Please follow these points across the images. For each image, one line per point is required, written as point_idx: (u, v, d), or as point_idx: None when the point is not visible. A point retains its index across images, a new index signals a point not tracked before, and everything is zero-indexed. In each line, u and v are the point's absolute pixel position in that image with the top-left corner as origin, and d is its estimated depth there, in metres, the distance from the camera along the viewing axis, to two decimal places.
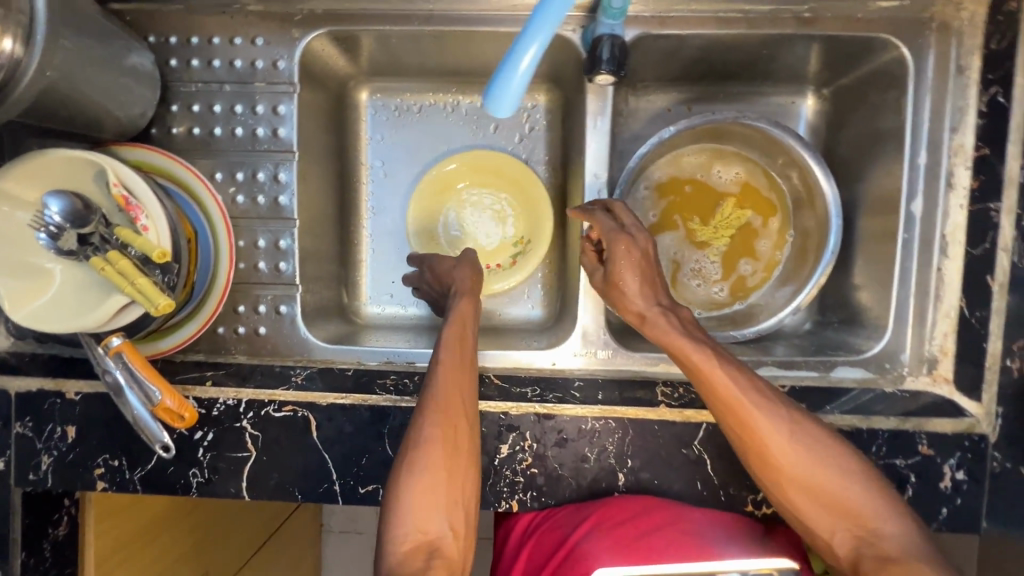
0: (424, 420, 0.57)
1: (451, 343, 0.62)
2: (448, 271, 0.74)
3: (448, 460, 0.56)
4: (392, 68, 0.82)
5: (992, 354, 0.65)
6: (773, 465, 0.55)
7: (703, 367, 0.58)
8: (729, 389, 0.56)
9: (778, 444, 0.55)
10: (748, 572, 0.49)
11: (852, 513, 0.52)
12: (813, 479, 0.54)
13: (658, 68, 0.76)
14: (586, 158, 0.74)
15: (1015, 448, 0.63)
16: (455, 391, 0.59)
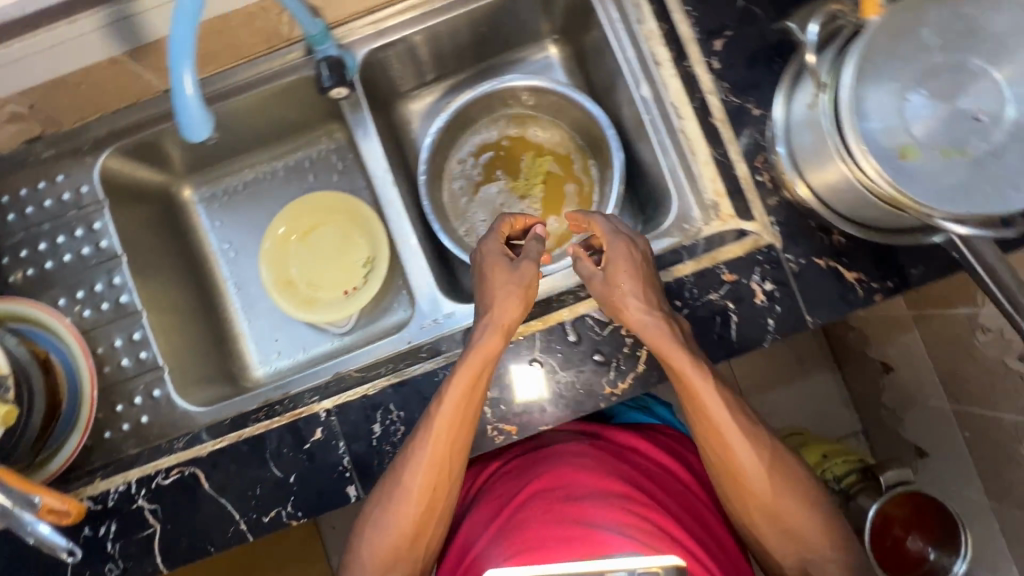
0: (415, 469, 0.65)
1: (470, 374, 0.64)
2: (495, 287, 0.67)
3: (438, 494, 0.66)
4: (204, 159, 0.94)
5: (746, 178, 0.72)
6: (744, 479, 0.67)
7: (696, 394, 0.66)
8: (716, 415, 0.66)
9: (756, 471, 0.67)
10: (635, 571, 0.47)
11: (795, 527, 0.67)
12: (770, 503, 0.67)
13: (403, 69, 0.88)
14: (370, 161, 0.82)
15: (797, 245, 0.70)
16: (439, 468, 0.65)
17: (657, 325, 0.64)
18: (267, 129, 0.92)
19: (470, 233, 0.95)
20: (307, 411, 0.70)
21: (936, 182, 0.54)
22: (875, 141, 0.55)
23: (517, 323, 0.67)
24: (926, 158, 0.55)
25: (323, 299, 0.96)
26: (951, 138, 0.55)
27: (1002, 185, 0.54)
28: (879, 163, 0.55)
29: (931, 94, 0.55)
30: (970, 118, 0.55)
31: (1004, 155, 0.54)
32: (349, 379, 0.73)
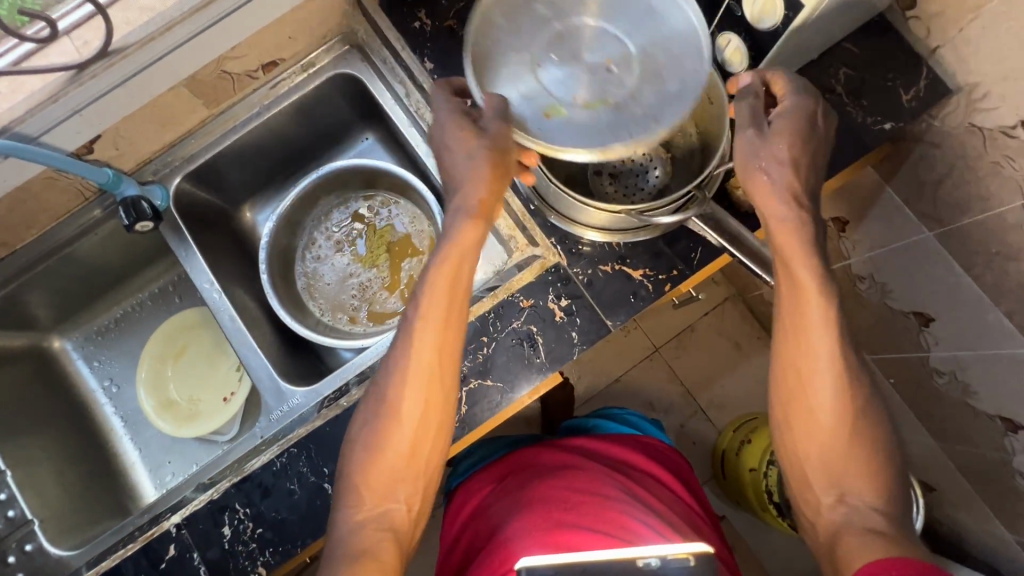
0: (404, 377, 0.64)
1: (452, 268, 0.64)
2: (466, 166, 0.63)
3: (430, 416, 0.65)
4: (68, 310, 0.99)
5: (523, 210, 0.79)
6: (813, 400, 0.64)
7: (800, 312, 0.63)
8: (806, 343, 0.64)
9: (829, 416, 0.63)
10: (665, 556, 0.61)
11: (851, 484, 0.62)
12: (829, 453, 0.63)
13: (226, 186, 0.96)
14: (195, 275, 0.88)
15: (579, 259, 0.75)
16: (433, 369, 0.65)
17: (801, 242, 0.60)
18: (120, 268, 0.98)
19: (326, 312, 0.99)
20: (158, 530, 0.72)
21: (582, 127, 0.59)
22: (522, 108, 0.61)
23: (491, 203, 0.64)
24: (571, 112, 0.60)
25: (205, 411, 0.99)
26: (595, 90, 0.61)
27: (644, 118, 0.59)
28: (528, 125, 0.60)
29: (566, 53, 0.62)
30: (602, 70, 0.61)
31: (639, 94, 0.60)
32: (198, 488, 0.77)
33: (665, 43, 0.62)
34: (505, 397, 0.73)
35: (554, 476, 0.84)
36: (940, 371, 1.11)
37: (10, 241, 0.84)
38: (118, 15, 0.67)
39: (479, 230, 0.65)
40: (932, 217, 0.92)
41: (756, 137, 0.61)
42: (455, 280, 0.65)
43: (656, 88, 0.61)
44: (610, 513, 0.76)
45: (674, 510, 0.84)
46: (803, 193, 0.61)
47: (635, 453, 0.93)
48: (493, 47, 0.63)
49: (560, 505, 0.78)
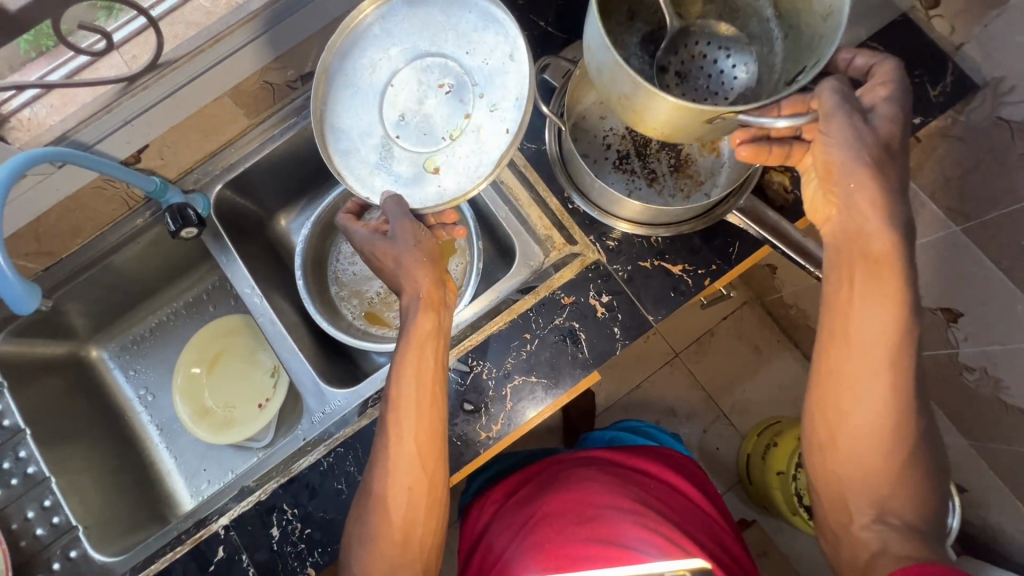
0: (398, 472, 0.65)
1: (415, 358, 0.66)
2: (401, 266, 0.69)
3: (418, 496, 0.65)
4: (107, 320, 1.00)
5: (561, 208, 0.80)
6: (859, 407, 0.61)
7: (880, 289, 0.60)
8: (864, 338, 0.61)
9: (874, 422, 0.61)
10: None
11: (891, 501, 0.60)
12: (872, 455, 0.61)
13: (262, 195, 0.98)
14: (238, 279, 0.90)
15: (620, 255, 0.77)
16: (416, 456, 0.65)
17: (883, 230, 0.60)
18: (157, 278, 1.00)
19: (358, 316, 1.00)
20: (206, 532, 0.72)
21: (469, 160, 0.71)
22: (415, 184, 0.72)
23: (434, 292, 0.69)
24: (450, 150, 0.72)
25: (240, 418, 1.00)
26: (449, 122, 0.72)
27: (500, 112, 0.70)
28: (428, 196, 0.71)
29: (418, 126, 0.73)
30: (444, 100, 0.72)
31: (481, 93, 0.71)
32: (243, 490, 0.77)
33: (467, 40, 0.71)
34: (550, 392, 0.74)
35: (567, 489, 0.83)
36: (970, 368, 1.11)
37: (56, 250, 0.86)
38: (167, 30, 0.75)
39: (434, 316, 0.68)
40: (959, 212, 0.93)
41: (857, 127, 0.59)
42: (419, 365, 0.67)
43: (473, 74, 0.71)
44: (621, 526, 0.76)
45: (689, 519, 0.83)
46: (891, 195, 0.60)
47: (653, 462, 0.92)
48: (350, 151, 0.73)
49: (579, 518, 0.78)
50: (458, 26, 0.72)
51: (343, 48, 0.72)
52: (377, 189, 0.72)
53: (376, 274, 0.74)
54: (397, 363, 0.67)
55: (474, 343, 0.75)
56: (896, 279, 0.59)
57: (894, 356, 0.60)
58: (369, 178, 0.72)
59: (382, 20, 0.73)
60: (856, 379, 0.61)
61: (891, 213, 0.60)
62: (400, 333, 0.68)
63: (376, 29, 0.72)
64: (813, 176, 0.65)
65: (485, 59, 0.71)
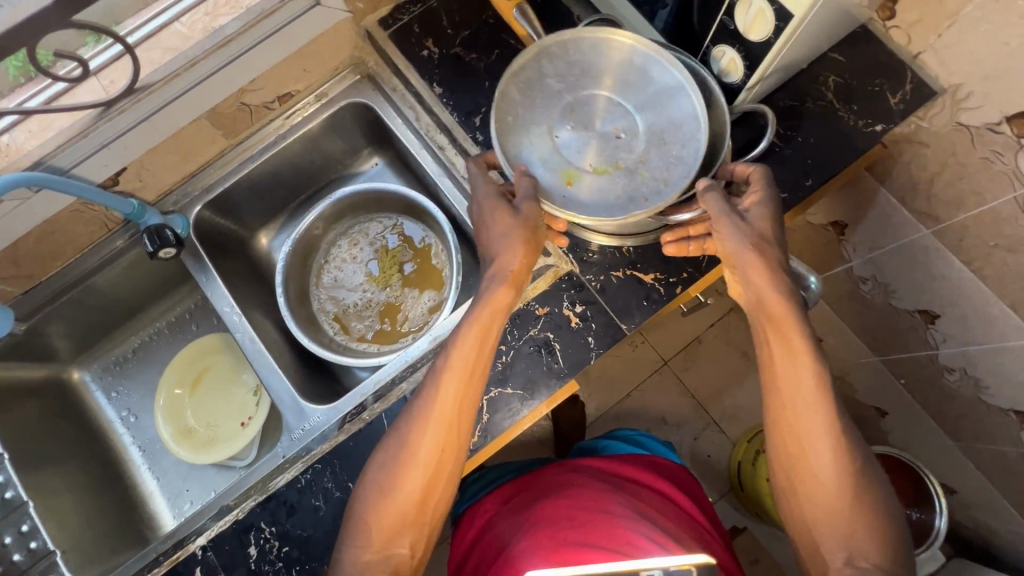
0: (434, 434, 0.65)
1: (484, 326, 0.66)
2: (495, 226, 0.68)
3: (446, 461, 0.65)
4: (90, 342, 1.01)
5: None
6: (807, 443, 0.64)
7: (789, 341, 0.64)
8: (789, 383, 0.65)
9: (826, 456, 0.63)
10: (669, 568, 0.59)
11: (858, 542, 0.61)
12: (826, 494, 0.63)
13: (243, 215, 0.99)
14: (217, 297, 0.90)
15: (592, 266, 0.78)
16: (459, 417, 0.65)
17: (780, 299, 0.64)
18: (139, 298, 1.00)
19: (339, 331, 1.00)
20: (184, 553, 0.72)
21: (597, 198, 0.70)
22: (542, 177, 0.71)
23: (521, 270, 0.68)
24: (588, 178, 0.71)
25: (222, 436, 0.99)
26: (603, 157, 0.71)
27: (650, 182, 0.70)
28: (551, 195, 0.70)
29: (581, 143, 0.72)
30: (611, 138, 0.72)
31: (647, 158, 0.71)
32: (220, 510, 0.76)
33: (665, 110, 0.71)
34: (525, 404, 0.74)
35: (556, 498, 0.83)
36: (950, 369, 1.11)
37: (35, 273, 0.87)
38: (143, 55, 0.75)
39: (511, 292, 0.67)
40: (929, 215, 0.95)
41: (740, 225, 0.65)
42: (483, 337, 0.66)
43: (649, 136, 0.71)
44: (614, 529, 0.75)
45: (680, 523, 0.83)
46: (779, 270, 0.65)
47: (641, 470, 0.92)
48: (515, 117, 0.72)
49: (566, 522, 0.77)
50: (667, 91, 0.71)
51: (568, 48, 0.73)
52: (514, 158, 0.71)
53: (476, 229, 0.73)
54: (466, 324, 0.66)
55: None
56: (799, 328, 0.64)
57: (824, 398, 0.63)
58: (513, 143, 0.71)
59: (615, 46, 0.72)
60: (799, 425, 0.64)
61: (781, 277, 0.65)
62: (475, 296, 0.68)
63: (605, 47, 0.72)
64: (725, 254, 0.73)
65: (667, 124, 0.71)
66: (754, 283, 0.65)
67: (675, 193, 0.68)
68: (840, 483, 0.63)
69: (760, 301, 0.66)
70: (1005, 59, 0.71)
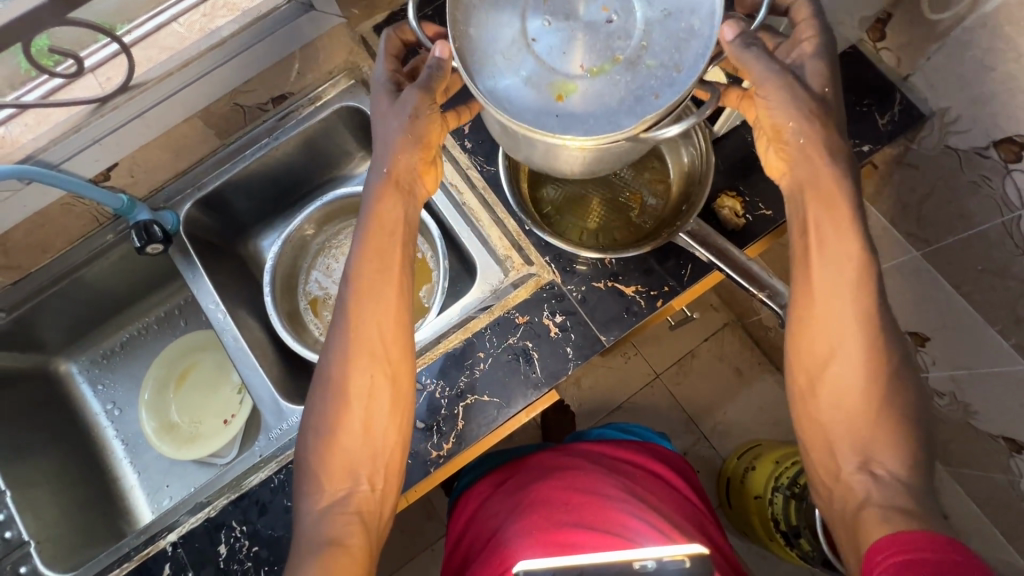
0: (353, 364, 0.63)
1: (378, 239, 0.65)
2: (385, 133, 0.65)
3: (379, 385, 0.64)
4: (79, 334, 1.02)
5: (517, 231, 0.82)
6: (835, 346, 0.61)
7: (837, 223, 0.61)
8: (826, 284, 0.62)
9: (851, 365, 0.61)
10: (662, 557, 0.59)
11: (875, 445, 0.59)
12: (849, 405, 0.61)
13: (233, 214, 1.00)
14: (205, 295, 0.91)
15: (575, 276, 0.78)
16: (375, 335, 0.64)
17: (833, 179, 0.62)
18: (127, 293, 1.01)
19: (324, 334, 1.01)
20: (154, 549, 0.72)
21: (601, 107, 0.51)
22: (525, 97, 0.52)
23: (409, 175, 0.67)
24: (584, 86, 0.52)
25: (205, 433, 1.00)
26: (596, 52, 0.52)
27: (666, 70, 0.51)
28: (539, 119, 0.52)
29: (563, 36, 0.53)
30: (602, 24, 0.52)
31: (651, 41, 0.52)
32: (190, 508, 0.76)
33: None
34: (501, 412, 0.74)
35: (551, 480, 0.83)
36: (940, 392, 1.09)
37: (24, 264, 0.88)
38: (139, 54, 0.77)
39: (398, 195, 0.66)
40: (918, 237, 0.95)
41: (794, 89, 0.62)
42: (383, 252, 0.65)
43: (653, 14, 0.53)
44: (609, 512, 0.75)
45: (675, 506, 0.83)
46: (837, 146, 0.63)
47: (635, 454, 0.92)
48: (476, 28, 0.54)
49: (560, 506, 0.77)
50: None
51: None
52: (480, 78, 0.53)
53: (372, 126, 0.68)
54: (359, 246, 0.65)
55: (431, 360, 0.77)
56: (851, 215, 0.61)
57: (859, 296, 0.61)
58: (480, 62, 0.53)
59: None
60: (831, 326, 0.62)
61: (837, 159, 0.63)
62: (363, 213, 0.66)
63: None
64: (768, 142, 0.68)
65: None
66: (805, 165, 0.63)
67: (695, 79, 0.50)
68: (862, 390, 0.60)
69: (808, 181, 0.63)
70: (993, 83, 0.71)
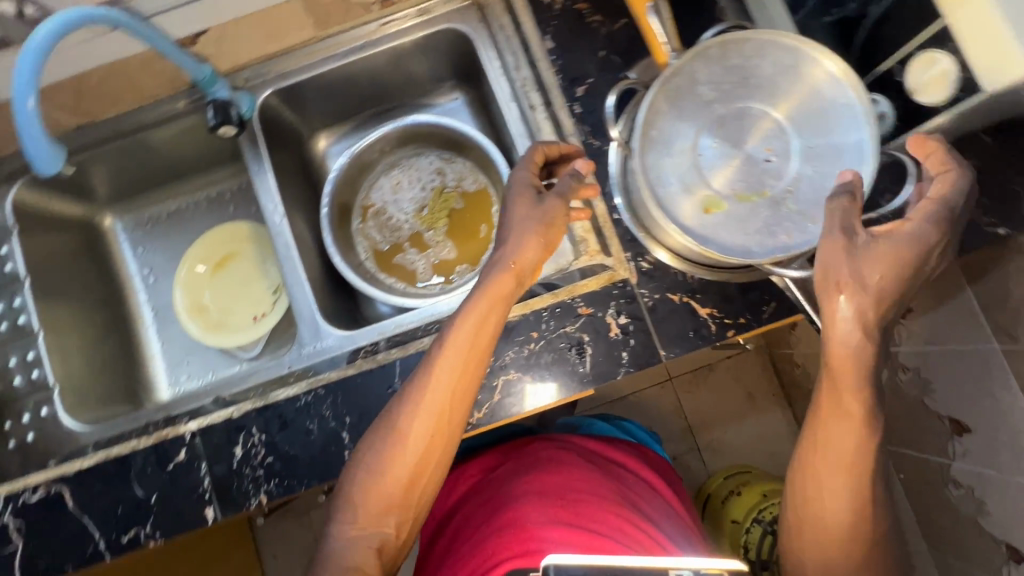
0: (418, 420, 0.63)
1: (483, 313, 0.64)
2: (517, 226, 0.67)
3: (436, 446, 0.64)
4: (129, 191, 0.99)
5: (603, 215, 0.76)
6: (825, 497, 0.58)
7: (841, 395, 0.55)
8: (828, 439, 0.57)
9: (841, 518, 0.57)
10: (700, 572, 0.52)
11: None
12: (831, 549, 0.58)
13: (307, 111, 0.94)
14: (264, 189, 0.87)
15: (651, 280, 0.73)
16: (451, 394, 0.64)
17: (851, 351, 0.53)
18: (184, 163, 0.98)
19: (369, 257, 0.98)
20: (173, 432, 0.72)
21: (738, 231, 0.58)
22: (676, 201, 0.58)
23: (529, 267, 0.67)
24: (729, 208, 0.58)
25: (233, 324, 0.99)
26: (747, 181, 0.58)
27: (802, 219, 0.57)
28: (684, 225, 0.58)
29: (727, 162, 0.59)
30: (761, 161, 0.58)
31: (799, 189, 0.58)
32: (217, 402, 0.76)
33: (829, 136, 0.58)
34: (540, 397, 0.72)
35: (548, 472, 0.83)
36: (957, 482, 1.06)
37: (92, 110, 0.85)
38: None
39: (513, 283, 0.66)
40: (1008, 332, 0.88)
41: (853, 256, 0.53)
42: (480, 328, 0.64)
43: (808, 168, 0.58)
44: (606, 514, 0.75)
45: (667, 517, 0.82)
46: (874, 319, 0.52)
47: (630, 459, 0.92)
48: (657, 129, 0.59)
49: (556, 500, 0.77)
50: (838, 114, 0.57)
51: (727, 50, 0.59)
52: (648, 174, 0.58)
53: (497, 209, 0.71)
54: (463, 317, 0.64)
55: None
56: (861, 389, 0.54)
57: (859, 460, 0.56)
58: (649, 158, 0.59)
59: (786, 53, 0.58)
60: (825, 485, 0.57)
61: (868, 328, 0.53)
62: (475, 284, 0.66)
63: (771, 54, 0.59)
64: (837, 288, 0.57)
65: (830, 157, 0.57)
66: (837, 324, 0.53)
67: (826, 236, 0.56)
68: (844, 543, 0.58)
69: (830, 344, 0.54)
70: None
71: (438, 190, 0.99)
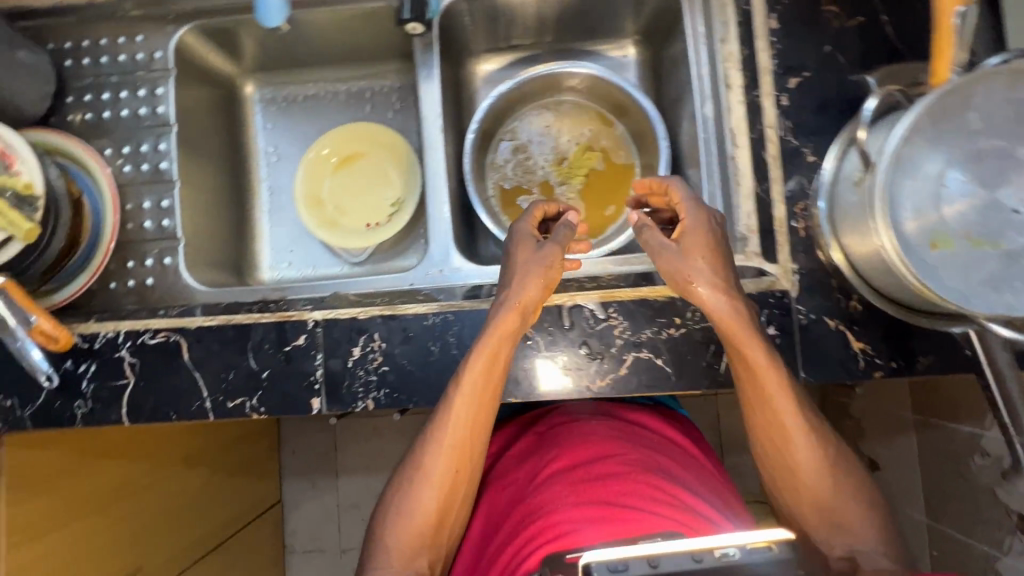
0: (436, 453, 0.67)
1: (492, 350, 0.65)
2: (518, 270, 0.66)
3: (459, 482, 0.68)
4: (277, 63, 0.97)
5: (780, 219, 0.71)
6: (788, 449, 0.66)
7: (758, 378, 0.63)
8: (777, 411, 0.64)
9: (808, 466, 0.65)
10: (745, 547, 0.41)
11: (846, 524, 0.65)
12: (812, 494, 0.66)
13: (480, 27, 0.89)
14: (426, 98, 0.84)
15: (813, 298, 0.69)
16: (467, 427, 0.67)
17: (725, 316, 0.61)
18: (338, 49, 0.95)
19: (495, 194, 0.95)
20: (297, 316, 0.72)
21: (960, 276, 0.53)
22: (904, 225, 0.54)
23: (534, 304, 0.65)
24: (958, 248, 0.53)
25: (345, 225, 0.97)
26: (987, 226, 0.53)
27: None
28: (902, 255, 0.54)
29: (972, 199, 0.53)
30: (1011, 209, 0.52)
31: None
32: (342, 300, 0.76)
33: None
34: (666, 383, 0.70)
35: (569, 449, 0.73)
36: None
37: None
38: None
39: (518, 320, 0.65)
40: None
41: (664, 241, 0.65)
42: (489, 368, 0.65)
43: None
44: (641, 487, 0.64)
45: (705, 483, 0.72)
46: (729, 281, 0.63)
47: (663, 426, 0.81)
48: (909, 145, 0.53)
49: (583, 479, 0.67)
50: None
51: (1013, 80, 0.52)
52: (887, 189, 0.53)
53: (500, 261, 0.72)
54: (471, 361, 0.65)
55: (627, 298, 0.71)
56: (766, 353, 0.62)
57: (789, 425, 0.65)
58: (893, 174, 0.54)
59: None
60: (783, 447, 0.66)
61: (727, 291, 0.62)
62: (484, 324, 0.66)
63: None
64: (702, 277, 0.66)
65: None
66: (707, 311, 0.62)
67: None
68: (822, 481, 0.65)
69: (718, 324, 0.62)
70: None
71: (584, 145, 0.96)
